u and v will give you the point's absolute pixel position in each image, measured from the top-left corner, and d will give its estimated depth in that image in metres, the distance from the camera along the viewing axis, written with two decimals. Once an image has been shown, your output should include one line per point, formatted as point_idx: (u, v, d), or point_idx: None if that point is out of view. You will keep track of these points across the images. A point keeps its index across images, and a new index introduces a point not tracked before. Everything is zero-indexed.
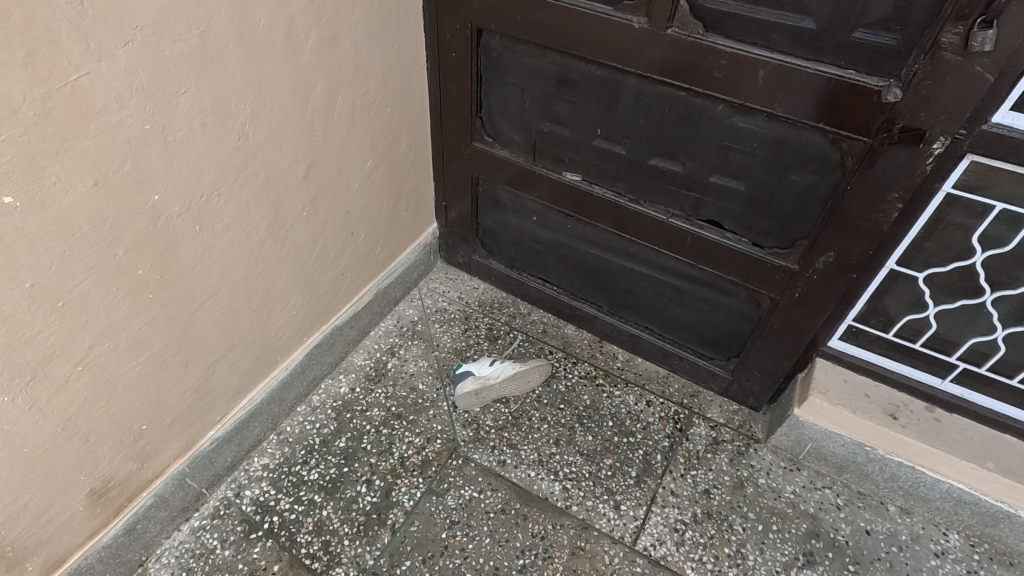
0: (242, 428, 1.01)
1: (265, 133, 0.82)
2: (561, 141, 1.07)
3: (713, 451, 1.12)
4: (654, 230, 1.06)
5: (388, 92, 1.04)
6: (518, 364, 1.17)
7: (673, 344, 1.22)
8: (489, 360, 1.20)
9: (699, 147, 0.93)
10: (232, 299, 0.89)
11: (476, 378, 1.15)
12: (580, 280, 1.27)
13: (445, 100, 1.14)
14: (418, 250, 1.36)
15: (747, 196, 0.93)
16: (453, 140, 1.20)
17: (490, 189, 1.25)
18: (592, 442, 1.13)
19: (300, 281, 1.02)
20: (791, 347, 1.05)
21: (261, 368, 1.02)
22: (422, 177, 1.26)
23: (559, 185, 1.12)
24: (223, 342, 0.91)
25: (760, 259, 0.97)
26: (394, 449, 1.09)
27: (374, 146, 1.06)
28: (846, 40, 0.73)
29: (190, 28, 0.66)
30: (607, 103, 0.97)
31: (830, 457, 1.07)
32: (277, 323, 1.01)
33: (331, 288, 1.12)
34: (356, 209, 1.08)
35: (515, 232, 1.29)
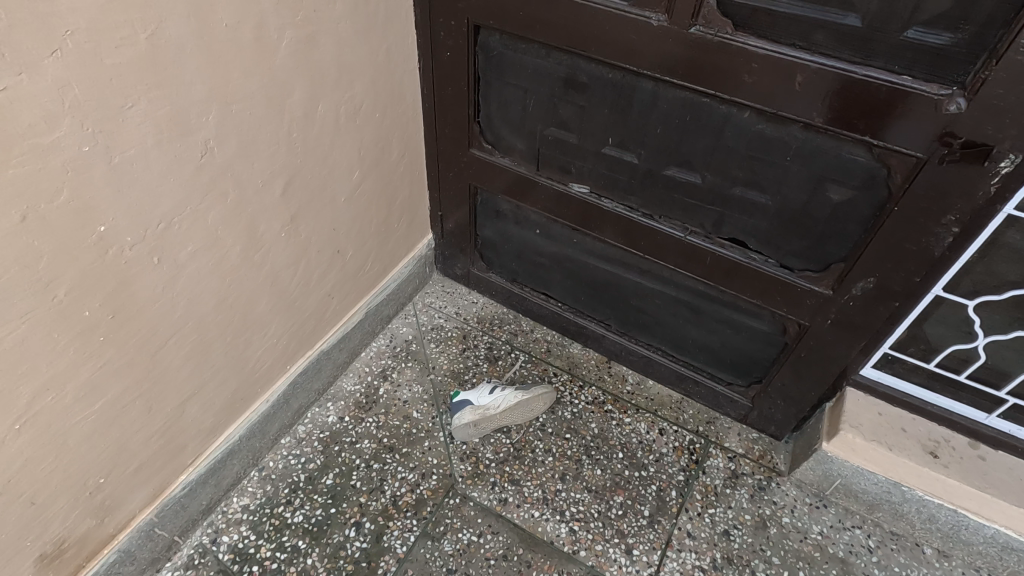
0: (218, 468, 0.93)
1: (234, 149, 0.72)
2: (567, 149, 0.97)
3: (731, 487, 1.04)
4: (670, 247, 0.96)
5: (376, 96, 0.94)
6: (519, 392, 1.08)
7: (688, 367, 1.13)
8: (489, 388, 1.11)
9: (724, 158, 0.83)
10: (202, 333, 0.80)
11: (474, 409, 1.06)
12: (587, 297, 1.17)
13: (440, 103, 1.04)
14: (412, 263, 1.26)
15: (776, 213, 0.84)
16: (449, 147, 1.10)
17: (490, 199, 1.15)
18: (600, 477, 1.04)
19: (281, 307, 0.93)
20: (819, 376, 0.96)
21: (239, 403, 0.93)
22: (416, 186, 1.17)
23: (564, 197, 1.02)
24: (194, 380, 0.82)
25: (789, 282, 0.87)
26: (386, 486, 1.01)
27: (362, 156, 0.96)
28: (902, 41, 0.62)
29: (135, 31, 0.56)
30: (619, 108, 0.87)
31: (860, 495, 0.98)
32: (256, 354, 0.92)
33: (316, 310, 1.02)
34: (342, 225, 0.99)
35: (517, 245, 1.19)
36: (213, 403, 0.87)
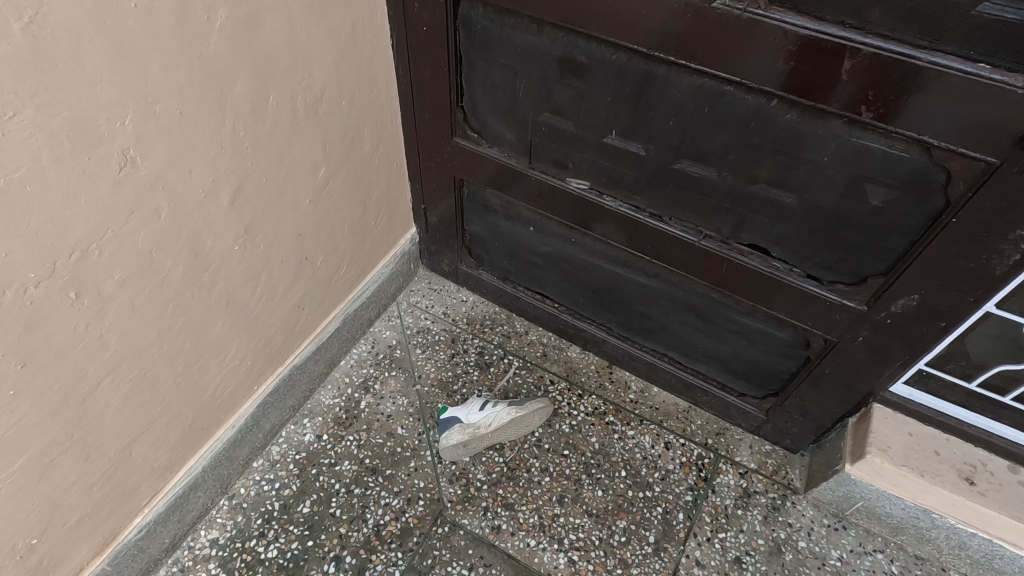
0: (179, 503, 0.84)
1: (165, 158, 0.60)
2: (564, 140, 0.84)
3: (743, 507, 0.96)
4: (680, 252, 0.85)
5: (342, 81, 0.81)
6: (512, 407, 0.98)
7: (697, 376, 1.04)
8: (480, 401, 1.01)
9: (748, 155, 0.71)
10: (145, 368, 0.69)
11: (460, 426, 0.97)
12: (586, 300, 1.07)
13: (417, 86, 0.91)
14: (394, 261, 1.15)
15: (805, 219, 0.72)
16: (430, 135, 0.97)
17: (478, 192, 1.03)
18: (601, 498, 0.96)
19: (242, 327, 0.82)
20: (844, 393, 0.86)
21: (200, 433, 0.84)
22: (395, 178, 1.04)
23: (561, 193, 0.91)
24: (141, 419, 0.72)
25: (816, 296, 0.77)
26: (368, 514, 0.92)
27: (328, 151, 0.84)
28: (979, 20, 0.50)
29: (3, 21, 0.43)
30: (624, 95, 0.74)
31: (884, 518, 0.90)
32: (215, 380, 0.82)
33: (285, 325, 0.92)
34: (309, 230, 0.87)
35: (508, 242, 1.08)
36: (167, 438, 0.78)
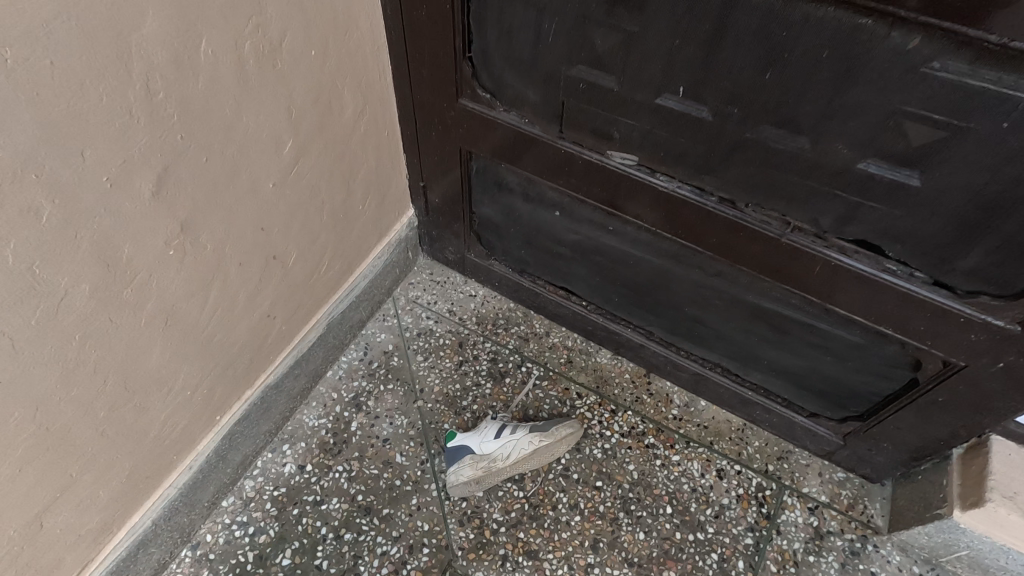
0: (125, 567, 0.68)
1: (34, 138, 0.41)
2: (605, 101, 0.64)
3: (815, 553, 0.79)
4: (755, 249, 0.66)
5: (308, 22, 0.60)
6: (534, 434, 0.81)
7: (756, 392, 0.86)
8: (494, 424, 0.84)
9: (869, 128, 0.50)
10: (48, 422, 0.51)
11: (471, 461, 0.81)
12: (622, 299, 0.88)
13: (410, 31, 0.69)
14: (388, 251, 0.96)
15: (947, 210, 0.52)
16: (429, 96, 0.76)
17: (490, 167, 0.83)
18: (644, 543, 0.79)
19: (192, 350, 0.64)
20: (957, 426, 0.68)
21: (146, 482, 0.67)
22: (386, 150, 0.84)
23: (598, 171, 0.71)
24: (53, 483, 0.55)
25: (945, 310, 0.58)
26: (362, 567, 0.77)
27: (294, 118, 0.63)
28: None
29: None
30: (696, 38, 0.54)
31: (993, 571, 0.74)
32: (159, 419, 0.64)
33: (249, 341, 0.74)
34: (275, 222, 0.68)
35: (527, 229, 0.88)
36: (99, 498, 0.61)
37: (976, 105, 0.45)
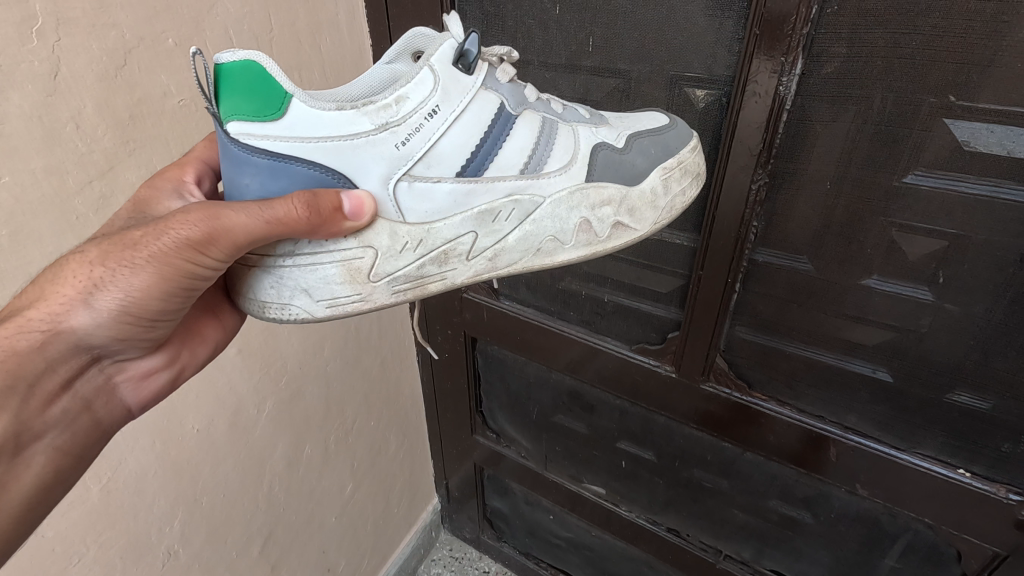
0: None
1: (120, 71, 0.68)
2: (606, 311, 1.11)
3: None
4: (686, 435, 1.14)
5: (401, 436, 1.59)
6: (603, 211, 0.70)
7: (808, 434, 0.96)
8: (462, 103, 0.64)
9: (574, 269, 1.11)
10: (98, 351, 0.59)
11: (358, 251, 0.64)
12: (596, 494, 1.41)
13: (466, 325, 1.34)
14: (435, 457, 1.76)
15: (874, 454, 0.92)
16: (493, 367, 1.43)
17: (510, 414, 1.48)
18: None
19: (211, 466, 0.99)
20: (940, 489, 0.88)
21: (295, 547, 1.28)
22: (415, 454, 1.68)
23: (557, 409, 1.36)
24: (210, 474, 0.99)
25: (843, 440, 0.93)
26: None
27: (359, 465, 1.44)
28: (943, 399, 0.83)
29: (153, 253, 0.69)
30: (678, 254, 0.97)
31: None
32: (117, 377, 0.63)
33: (162, 181, 0.65)
34: (251, 407, 1.04)
35: (512, 426, 1.50)
36: (52, 453, 0.55)
37: (804, 111, 0.74)
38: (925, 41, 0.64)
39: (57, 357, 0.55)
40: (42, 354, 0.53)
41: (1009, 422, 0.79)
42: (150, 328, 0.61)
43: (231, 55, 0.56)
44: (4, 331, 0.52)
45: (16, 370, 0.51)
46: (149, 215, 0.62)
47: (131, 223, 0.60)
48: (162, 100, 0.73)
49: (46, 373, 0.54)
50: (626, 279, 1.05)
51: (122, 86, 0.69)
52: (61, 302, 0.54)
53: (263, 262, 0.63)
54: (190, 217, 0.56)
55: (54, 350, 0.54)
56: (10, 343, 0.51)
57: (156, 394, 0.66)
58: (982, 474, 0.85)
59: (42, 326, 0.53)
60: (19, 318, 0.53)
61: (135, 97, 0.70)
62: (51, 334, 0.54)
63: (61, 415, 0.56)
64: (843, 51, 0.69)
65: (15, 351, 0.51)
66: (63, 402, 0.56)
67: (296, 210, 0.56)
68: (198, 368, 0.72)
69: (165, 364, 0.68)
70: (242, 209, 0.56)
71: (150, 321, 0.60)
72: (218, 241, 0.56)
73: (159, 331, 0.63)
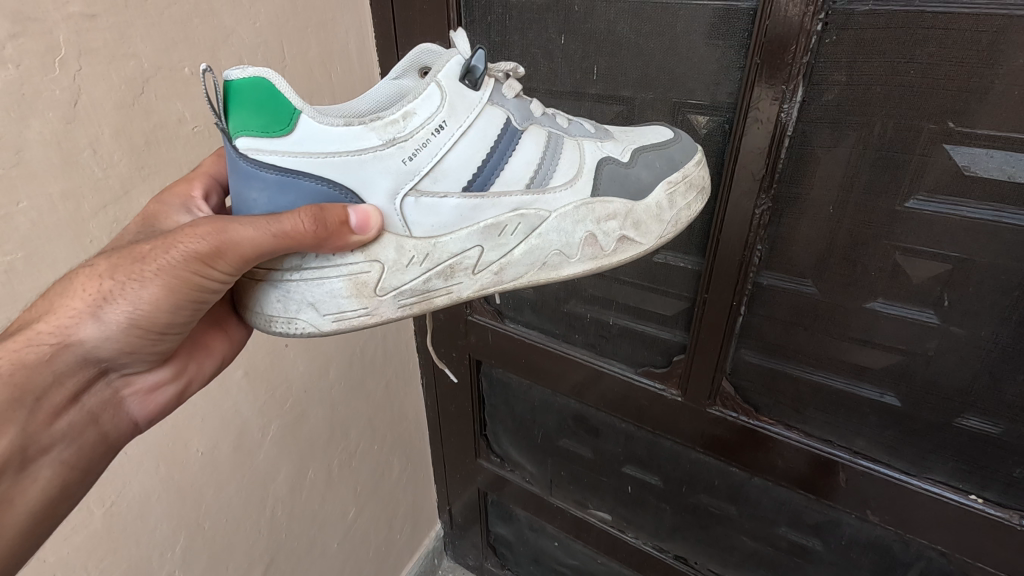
0: None
1: (137, 99, 0.69)
2: (612, 334, 1.11)
3: None
4: (693, 459, 1.13)
5: (405, 460, 1.57)
6: (608, 225, 0.70)
7: (816, 458, 0.95)
8: (467, 118, 0.65)
9: (579, 292, 1.11)
10: (105, 366, 0.59)
11: (364, 266, 0.64)
12: (602, 520, 1.38)
13: (470, 347, 1.34)
14: (438, 482, 1.73)
15: (884, 479, 0.90)
16: (497, 391, 1.42)
17: (515, 438, 1.47)
18: None
19: (214, 489, 0.98)
20: (952, 516, 0.86)
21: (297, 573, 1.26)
22: (419, 477, 1.66)
23: (562, 432, 1.34)
24: (214, 497, 0.98)
25: (852, 465, 0.92)
26: None
27: (362, 488, 1.42)
28: (953, 422, 0.82)
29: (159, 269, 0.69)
30: (683, 277, 0.96)
31: None
32: (124, 392, 0.63)
33: (171, 196, 0.66)
34: (256, 430, 1.03)
35: (517, 451, 1.49)
36: (59, 467, 0.55)
37: (806, 138, 0.75)
38: (923, 70, 0.65)
39: (66, 370, 0.54)
40: (50, 367, 0.53)
41: (1021, 449, 0.77)
42: (156, 342, 0.60)
43: (239, 72, 0.56)
44: (13, 344, 0.51)
45: (23, 383, 0.51)
46: (157, 230, 0.62)
47: (140, 237, 0.61)
48: (177, 127, 0.75)
49: (53, 387, 0.54)
50: (630, 299, 1.04)
51: (139, 113, 0.70)
52: (70, 315, 0.54)
53: (269, 275, 0.63)
54: (200, 230, 0.56)
55: (63, 364, 0.54)
56: (19, 356, 0.51)
57: (161, 407, 0.66)
58: (995, 500, 0.83)
59: (51, 339, 0.53)
60: (27, 331, 0.53)
61: (151, 123, 0.71)
62: (59, 347, 0.53)
63: (67, 429, 0.55)
64: (843, 79, 0.69)
65: (23, 363, 0.51)
66: (70, 415, 0.56)
67: (303, 223, 0.56)
68: (205, 381, 0.72)
69: (172, 377, 0.68)
70: (251, 221, 0.56)
71: (157, 334, 0.60)
72: (228, 254, 0.56)
73: (165, 345, 0.62)
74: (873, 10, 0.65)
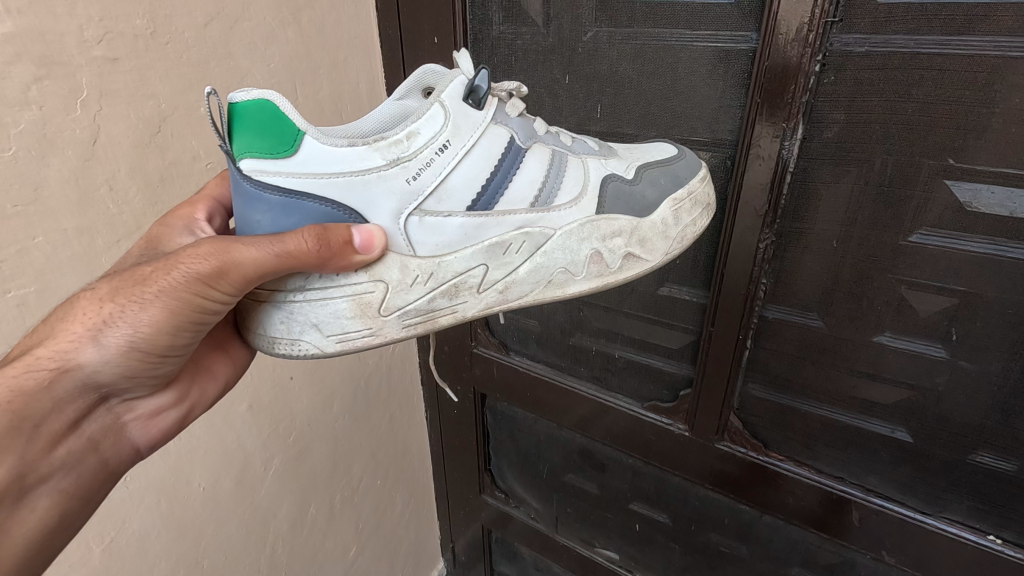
0: None
1: (154, 137, 0.70)
2: (618, 367, 1.09)
3: None
4: (702, 496, 1.10)
5: (408, 495, 1.54)
6: (615, 244, 0.70)
7: (827, 496, 0.92)
8: (471, 144, 0.65)
9: (584, 325, 1.10)
10: (106, 392, 0.57)
11: (367, 286, 0.63)
12: (610, 560, 1.34)
13: (475, 381, 1.32)
14: (440, 518, 1.70)
15: (898, 518, 0.87)
16: (502, 425, 1.40)
17: (519, 474, 1.44)
18: None
19: (214, 525, 0.95)
20: (971, 559, 0.83)
21: None
22: (421, 514, 1.62)
23: (567, 468, 1.32)
24: (213, 534, 0.95)
25: (866, 503, 0.89)
26: None
27: (365, 525, 1.38)
28: (967, 459, 0.79)
29: None
30: (688, 310, 0.95)
31: None
32: (127, 420, 0.61)
33: (173, 219, 0.66)
34: (258, 464, 1.01)
35: (522, 486, 1.45)
36: (57, 496, 0.53)
37: (808, 173, 0.75)
38: (920, 108, 0.65)
39: (67, 396, 0.53)
40: (49, 394, 0.51)
41: None
42: (155, 366, 0.59)
43: (244, 94, 0.56)
44: (12, 370, 0.50)
45: (22, 410, 0.49)
46: (160, 251, 0.62)
47: (142, 259, 0.60)
48: (191, 164, 0.75)
49: (52, 414, 0.52)
50: (636, 330, 1.03)
51: (155, 150, 0.70)
52: (70, 339, 0.53)
53: (272, 297, 0.63)
54: (203, 250, 0.55)
55: (64, 390, 0.53)
56: (18, 382, 0.50)
57: (164, 433, 0.64)
58: (1015, 541, 0.80)
59: (50, 364, 0.52)
60: (27, 357, 0.52)
61: (166, 161, 0.72)
62: (59, 372, 0.52)
63: (67, 457, 0.54)
64: (842, 118, 0.70)
65: (23, 390, 0.50)
66: (70, 443, 0.54)
67: (307, 242, 0.56)
68: (208, 406, 0.71)
69: (175, 401, 0.66)
70: (255, 242, 0.56)
71: (157, 359, 0.59)
72: (231, 274, 0.56)
73: (164, 371, 0.61)
74: (870, 52, 0.65)
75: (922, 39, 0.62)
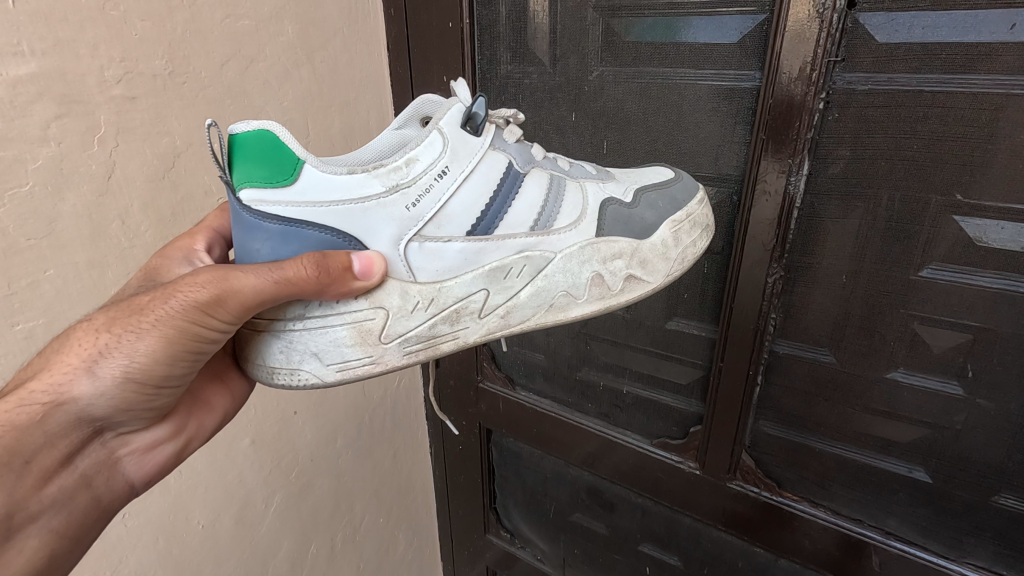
0: None
1: (167, 172, 0.71)
2: (627, 401, 1.07)
3: None
4: (714, 537, 1.06)
5: (411, 536, 1.49)
6: (616, 265, 0.70)
7: (846, 539, 0.89)
8: (471, 167, 0.66)
9: (593, 359, 1.08)
10: (101, 426, 0.56)
11: (366, 312, 0.63)
12: None
13: (480, 416, 1.30)
14: (444, 559, 1.64)
15: (921, 563, 0.84)
16: (508, 464, 1.37)
17: (526, 514, 1.40)
18: None
19: (213, 568, 0.92)
20: None
21: None
22: (424, 558, 1.57)
23: (575, 507, 1.28)
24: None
25: (887, 547, 0.86)
26: None
27: (366, 567, 1.33)
28: (991, 502, 0.77)
29: None
30: (698, 344, 0.94)
31: None
32: (122, 454, 0.60)
33: (173, 250, 0.66)
34: (260, 502, 0.98)
35: (529, 526, 1.41)
36: (46, 536, 0.52)
37: (814, 208, 0.75)
38: (925, 144, 0.66)
39: (60, 430, 0.52)
40: (42, 428, 0.50)
41: None
42: (151, 399, 0.58)
43: (244, 126, 0.57)
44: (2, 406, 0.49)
45: (12, 445, 0.48)
46: (158, 282, 0.62)
47: (141, 289, 0.60)
48: (203, 199, 0.76)
49: (44, 449, 0.51)
50: (643, 363, 1.02)
51: (167, 185, 0.71)
52: (65, 371, 0.52)
53: (271, 326, 0.62)
54: (203, 278, 0.55)
55: (58, 425, 0.52)
56: (8, 417, 0.49)
57: (159, 469, 0.63)
58: None
59: (43, 398, 0.51)
60: (19, 391, 0.51)
61: (179, 196, 0.73)
62: (51, 406, 0.51)
63: (57, 495, 0.52)
64: (847, 154, 0.71)
65: (13, 425, 0.48)
66: (61, 480, 0.53)
67: (306, 270, 0.56)
68: (206, 438, 0.70)
69: (171, 435, 0.65)
70: (254, 269, 0.55)
71: (152, 391, 0.58)
72: (231, 302, 0.55)
73: (159, 404, 0.60)
74: (872, 89, 0.66)
75: (925, 77, 0.63)
